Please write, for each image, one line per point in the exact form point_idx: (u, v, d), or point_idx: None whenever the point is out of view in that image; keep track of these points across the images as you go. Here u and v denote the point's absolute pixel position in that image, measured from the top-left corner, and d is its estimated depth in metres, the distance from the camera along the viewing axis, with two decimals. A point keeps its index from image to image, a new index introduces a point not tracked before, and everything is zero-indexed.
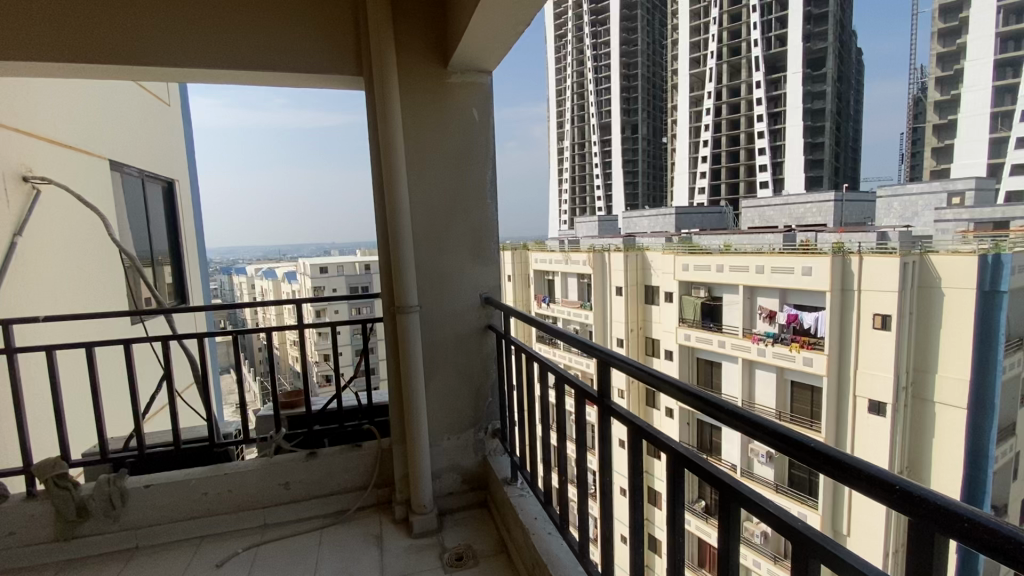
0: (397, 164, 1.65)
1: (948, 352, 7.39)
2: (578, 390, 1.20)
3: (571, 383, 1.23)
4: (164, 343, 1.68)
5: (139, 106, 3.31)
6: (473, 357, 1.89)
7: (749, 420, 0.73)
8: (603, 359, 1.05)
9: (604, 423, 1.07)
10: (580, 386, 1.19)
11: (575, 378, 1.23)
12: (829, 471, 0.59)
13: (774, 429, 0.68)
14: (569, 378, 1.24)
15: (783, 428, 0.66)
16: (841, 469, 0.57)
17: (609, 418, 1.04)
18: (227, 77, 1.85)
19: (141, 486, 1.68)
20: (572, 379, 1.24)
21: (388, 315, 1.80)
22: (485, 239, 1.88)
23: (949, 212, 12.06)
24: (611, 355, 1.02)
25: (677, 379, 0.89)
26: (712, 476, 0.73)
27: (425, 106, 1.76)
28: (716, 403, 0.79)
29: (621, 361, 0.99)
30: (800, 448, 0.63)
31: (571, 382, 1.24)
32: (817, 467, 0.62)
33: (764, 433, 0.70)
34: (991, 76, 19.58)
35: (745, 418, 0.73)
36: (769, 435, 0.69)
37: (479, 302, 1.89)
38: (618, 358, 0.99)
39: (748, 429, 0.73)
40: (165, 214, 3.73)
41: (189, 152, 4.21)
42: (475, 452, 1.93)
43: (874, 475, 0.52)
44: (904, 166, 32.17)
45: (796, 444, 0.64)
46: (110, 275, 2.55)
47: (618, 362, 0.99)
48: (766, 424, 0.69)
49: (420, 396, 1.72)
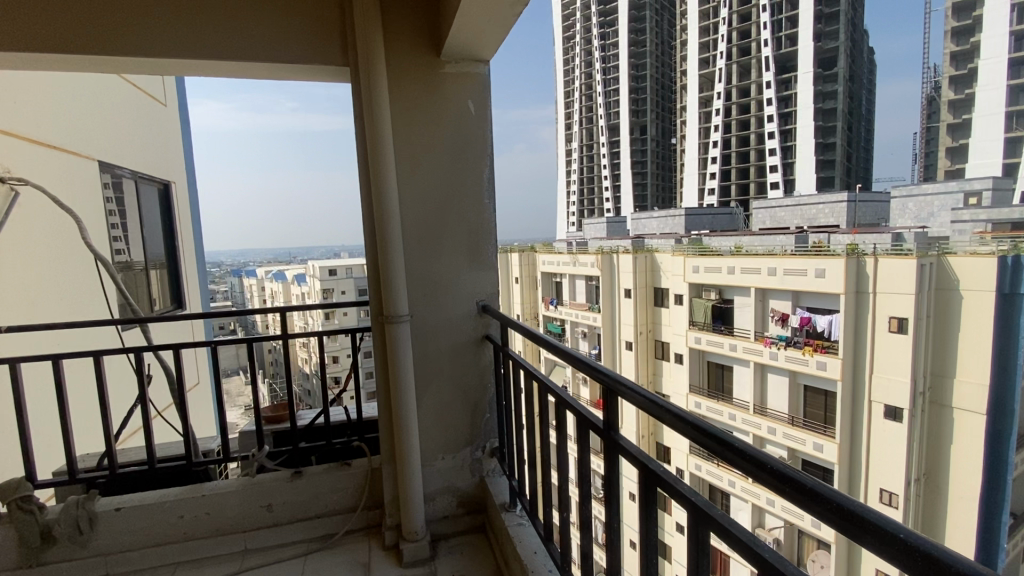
0: (384, 161, 1.54)
1: (967, 355, 7.16)
2: (577, 416, 1.07)
3: (571, 406, 1.10)
4: (138, 355, 1.58)
5: (132, 106, 3.24)
6: (470, 369, 1.77)
7: (771, 469, 0.60)
8: (605, 380, 0.94)
9: (612, 459, 0.94)
10: (579, 411, 1.06)
11: (573, 401, 1.10)
12: (853, 531, 0.48)
13: (794, 476, 0.56)
14: (568, 401, 1.12)
15: (820, 486, 0.53)
16: (877, 536, 0.45)
17: (616, 455, 0.91)
18: (209, 70, 1.75)
19: (111, 509, 1.59)
20: (570, 402, 1.11)
21: (376, 325, 1.68)
22: (482, 242, 1.75)
23: (965, 212, 11.78)
24: (613, 378, 0.90)
25: (678, 407, 0.77)
26: (740, 538, 0.60)
27: (417, 99, 1.64)
28: (726, 443, 0.67)
29: (629, 389, 0.85)
30: (826, 502, 0.51)
31: (569, 405, 1.12)
32: (856, 535, 0.49)
33: (783, 482, 0.57)
34: (1007, 75, 19.15)
35: (766, 465, 0.60)
36: (797, 490, 0.55)
37: (476, 310, 1.77)
38: (628, 387, 0.86)
39: (762, 474, 0.61)
40: (162, 216, 3.66)
41: (187, 154, 4.13)
42: (471, 473, 1.80)
43: (943, 562, 0.40)
44: (919, 166, 31.65)
45: (823, 498, 0.52)
46: (90, 283, 2.45)
47: (626, 391, 0.86)
48: (785, 471, 0.57)
49: (409, 412, 1.60)
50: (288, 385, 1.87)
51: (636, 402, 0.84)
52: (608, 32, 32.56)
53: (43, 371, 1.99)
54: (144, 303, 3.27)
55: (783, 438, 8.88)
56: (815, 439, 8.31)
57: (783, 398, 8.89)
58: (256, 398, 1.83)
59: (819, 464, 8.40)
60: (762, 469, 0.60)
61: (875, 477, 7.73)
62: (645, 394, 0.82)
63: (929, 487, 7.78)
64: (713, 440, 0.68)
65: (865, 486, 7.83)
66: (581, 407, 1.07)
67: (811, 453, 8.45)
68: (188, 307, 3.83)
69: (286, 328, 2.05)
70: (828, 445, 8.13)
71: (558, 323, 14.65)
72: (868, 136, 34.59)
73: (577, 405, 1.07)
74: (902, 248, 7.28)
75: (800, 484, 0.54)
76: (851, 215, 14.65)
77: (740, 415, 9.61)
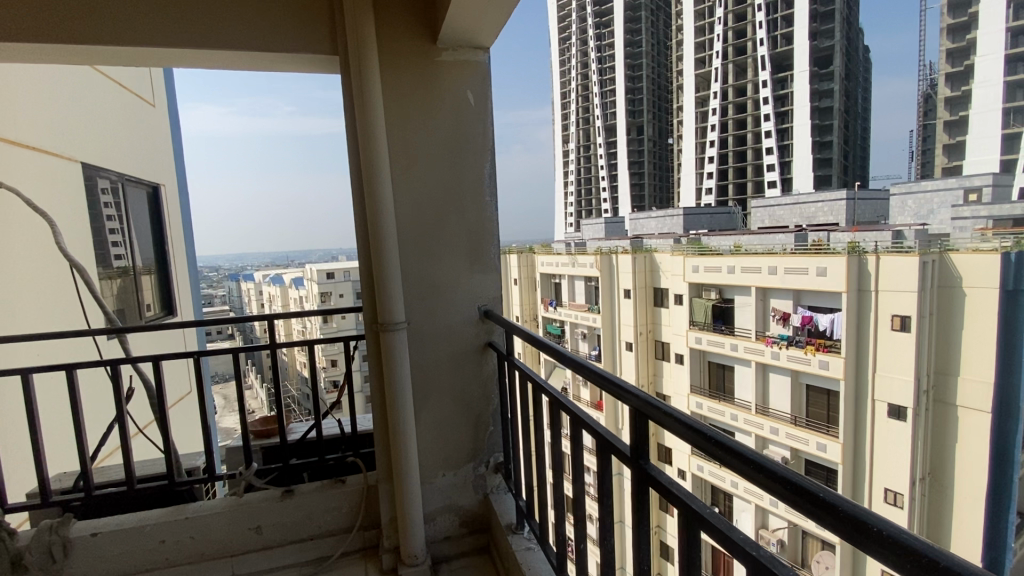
0: (378, 155, 1.44)
1: (970, 353, 7.06)
2: (590, 430, 0.98)
3: (584, 422, 1.01)
4: (113, 367, 1.47)
5: (117, 107, 3.14)
6: (471, 379, 1.66)
7: (819, 498, 0.50)
8: (622, 393, 0.85)
9: (639, 490, 0.82)
10: (591, 427, 0.98)
11: (584, 415, 1.01)
12: (894, 563, 0.41)
13: (850, 510, 0.47)
14: (577, 412, 1.04)
15: (876, 521, 0.44)
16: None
17: (646, 487, 0.79)
18: (185, 60, 1.64)
19: (87, 534, 1.49)
20: (581, 415, 1.03)
21: (371, 334, 1.57)
22: (483, 243, 1.65)
23: (966, 209, 11.69)
24: (629, 391, 0.81)
25: (685, 414, 0.70)
26: None
27: (411, 88, 1.54)
28: (765, 469, 0.57)
29: (653, 410, 0.74)
30: (856, 526, 0.46)
31: (579, 417, 1.03)
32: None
33: (816, 506, 0.51)
34: (1003, 71, 19.11)
35: (818, 497, 0.50)
36: (858, 531, 0.46)
37: (478, 315, 1.66)
38: (650, 404, 0.75)
39: (790, 496, 0.54)
40: (151, 220, 3.55)
41: (177, 156, 4.03)
42: (474, 490, 1.71)
43: None
44: (916, 164, 31.55)
45: (855, 520, 0.46)
46: (63, 293, 2.32)
47: (649, 412, 0.76)
48: (816, 492, 0.51)
49: (408, 427, 1.49)
50: (276, 396, 1.76)
51: (653, 417, 0.74)
52: (604, 33, 32.50)
53: (16, 386, 1.87)
54: (135, 310, 3.18)
55: (785, 438, 8.77)
56: (818, 439, 8.18)
57: (785, 398, 8.78)
58: (244, 411, 1.73)
59: (823, 464, 8.27)
60: (790, 489, 0.53)
61: (879, 476, 7.64)
62: (661, 407, 0.73)
63: (935, 486, 7.68)
64: (742, 460, 0.60)
65: (869, 486, 7.74)
66: (594, 422, 0.98)
67: (814, 453, 8.33)
68: (179, 313, 3.73)
69: (275, 337, 1.94)
70: (831, 445, 8.02)
71: (558, 325, 14.55)
72: (865, 135, 34.57)
73: (591, 421, 0.98)
74: (903, 245, 7.18)
75: (832, 506, 0.48)
76: (849, 213, 14.60)
77: (741, 416, 9.50)
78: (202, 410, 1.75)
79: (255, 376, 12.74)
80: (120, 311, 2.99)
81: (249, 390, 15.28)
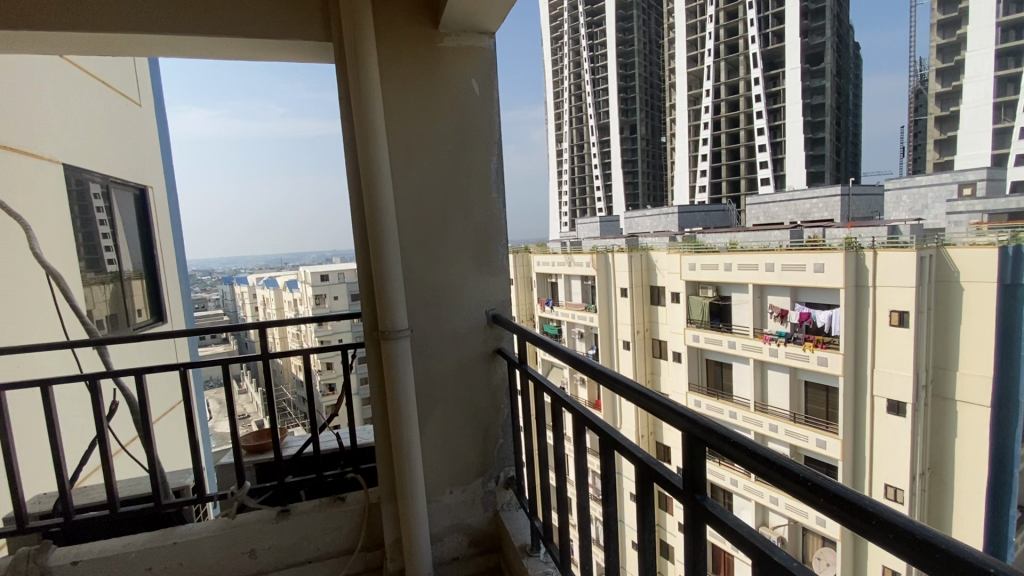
0: (377, 148, 1.35)
1: (969, 348, 7.03)
2: (618, 449, 0.90)
3: (612, 440, 0.92)
4: (92, 382, 1.36)
5: (99, 104, 3.00)
6: (479, 389, 1.57)
7: (895, 526, 0.46)
8: (666, 411, 0.76)
9: (688, 525, 0.73)
10: (620, 446, 0.89)
11: (611, 430, 0.93)
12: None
13: (939, 541, 0.42)
14: (601, 426, 0.96)
15: (947, 542, 0.41)
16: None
17: (696, 520, 0.70)
18: (166, 49, 1.55)
19: (67, 563, 1.39)
20: (606, 430, 0.95)
21: (371, 342, 1.48)
22: (490, 243, 1.56)
23: (960, 204, 12.20)
24: (676, 410, 0.73)
25: (740, 435, 0.63)
26: None
27: (412, 76, 1.44)
28: (831, 497, 0.52)
29: (702, 430, 0.66)
30: (949, 565, 0.40)
31: (604, 432, 0.95)
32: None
33: (889, 536, 0.46)
34: (993, 66, 19.31)
35: (896, 527, 0.45)
36: (940, 559, 0.41)
37: (486, 321, 1.57)
38: (696, 423, 0.68)
39: (859, 524, 0.49)
40: (138, 224, 3.42)
41: (165, 157, 3.90)
42: (484, 507, 1.62)
43: None
44: (908, 160, 31.73)
45: (953, 558, 0.40)
46: (37, 303, 2.19)
47: (697, 435, 0.68)
48: (897, 523, 0.45)
49: (412, 442, 1.40)
50: (271, 410, 1.66)
51: (706, 441, 0.66)
52: (596, 32, 32.63)
53: None
54: (124, 318, 3.05)
55: (785, 436, 8.73)
56: (818, 436, 8.12)
57: (785, 396, 8.73)
58: (236, 425, 1.63)
59: (824, 461, 8.21)
60: (857, 514, 0.49)
61: (879, 472, 7.58)
62: (714, 428, 0.65)
63: (934, 481, 7.63)
64: (809, 489, 0.53)
65: (869, 481, 7.67)
66: (624, 441, 0.89)
67: (814, 449, 8.27)
68: (169, 320, 3.61)
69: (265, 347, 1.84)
70: (831, 442, 7.97)
71: (554, 325, 14.47)
72: (856, 132, 34.78)
73: (620, 438, 0.90)
74: (898, 240, 7.22)
75: (908, 533, 0.44)
76: (844, 209, 14.58)
77: (741, 413, 9.43)
78: (190, 425, 1.63)
79: (249, 380, 12.59)
80: (108, 317, 2.87)
81: (244, 395, 15.14)
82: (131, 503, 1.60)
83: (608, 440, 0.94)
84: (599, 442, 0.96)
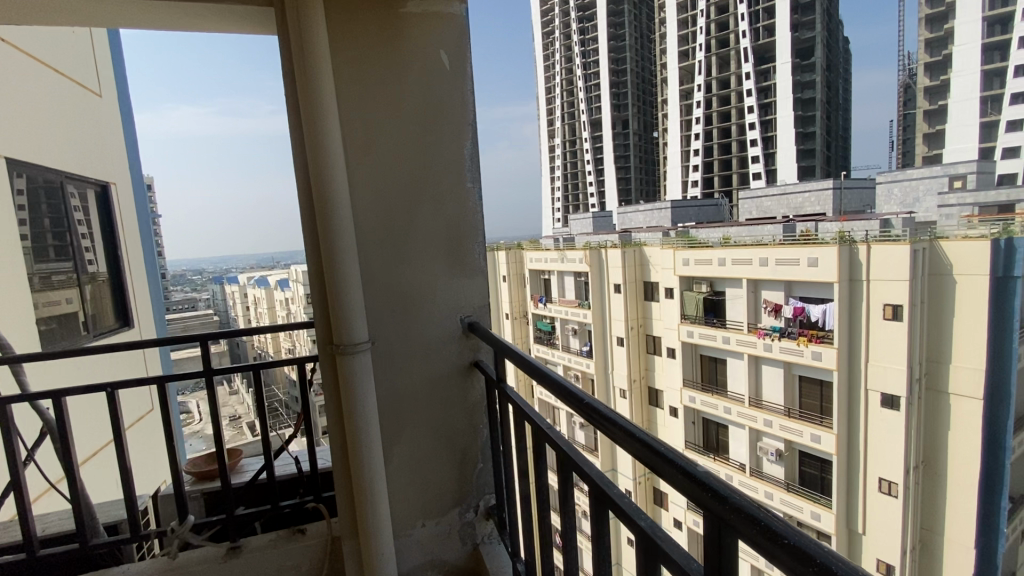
0: (326, 134, 1.19)
1: (961, 340, 6.93)
2: (613, 506, 0.70)
3: (607, 496, 0.72)
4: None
5: (51, 92, 2.76)
6: (456, 406, 1.45)
7: None
8: (672, 470, 0.59)
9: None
10: (603, 488, 0.74)
11: (597, 474, 0.76)
12: None
13: None
14: (583, 468, 0.79)
15: None
16: None
17: None
18: (91, 13, 1.36)
19: None
20: (589, 473, 0.77)
21: (326, 358, 1.32)
22: (465, 242, 1.43)
23: (952, 197, 11.84)
24: (690, 474, 0.55)
25: (738, 493, 0.49)
26: None
27: (371, 48, 1.29)
28: (812, 567, 0.39)
29: (707, 485, 0.52)
30: None
31: (589, 477, 0.77)
32: None
33: None
34: (980, 60, 19.32)
35: None
36: None
37: (461, 330, 1.44)
38: (702, 475, 0.54)
39: None
40: (99, 222, 3.21)
41: (130, 152, 3.68)
42: (461, 540, 1.52)
43: None
44: (897, 153, 31.91)
45: None
46: None
47: (699, 489, 0.53)
48: None
49: (375, 473, 1.28)
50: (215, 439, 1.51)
51: (737, 529, 0.47)
52: (587, 27, 32.48)
53: None
54: (83, 325, 2.84)
55: (779, 430, 8.66)
56: (812, 430, 8.03)
57: (778, 390, 8.66)
58: (174, 455, 1.46)
59: (818, 455, 8.17)
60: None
61: (873, 465, 7.55)
62: (746, 506, 0.48)
63: (928, 474, 7.56)
64: (788, 554, 0.41)
65: (863, 476, 7.66)
66: (619, 499, 0.69)
67: (808, 444, 8.17)
68: (135, 324, 3.40)
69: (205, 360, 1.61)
70: (825, 436, 7.89)
71: (548, 321, 14.36)
72: (846, 127, 34.93)
73: (618, 496, 0.69)
74: (890, 234, 7.19)
75: None
76: (836, 202, 14.52)
77: (735, 409, 9.31)
78: (122, 464, 1.44)
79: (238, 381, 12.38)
80: (66, 323, 2.68)
81: (236, 395, 14.95)
82: (56, 543, 1.55)
83: (601, 493, 0.74)
84: (591, 497, 0.76)
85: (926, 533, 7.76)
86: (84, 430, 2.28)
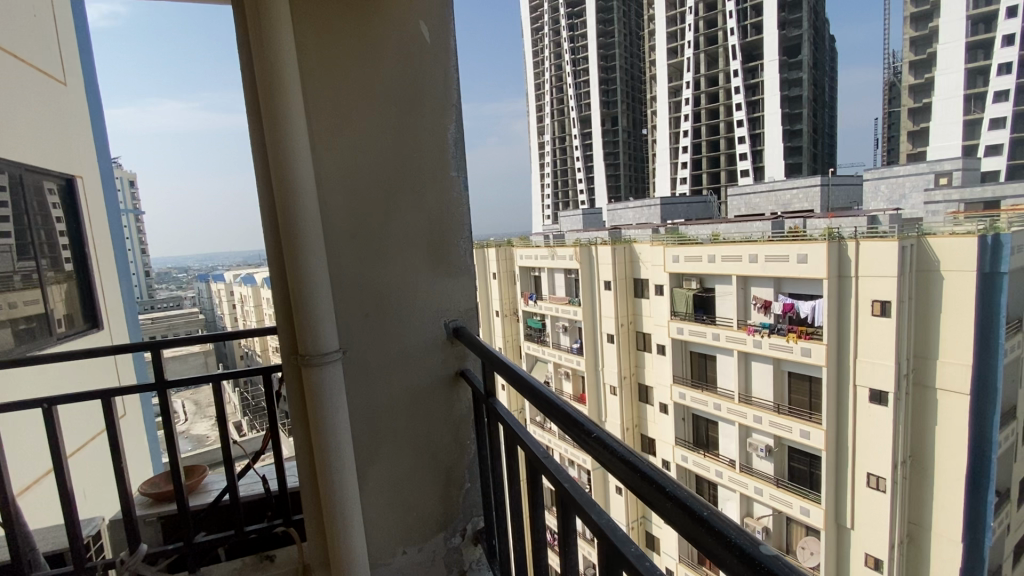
0: (290, 114, 1.08)
1: (948, 335, 6.89)
2: (624, 564, 0.60)
3: (618, 553, 0.61)
4: None
5: (10, 77, 2.57)
6: (439, 419, 1.35)
7: None
8: (692, 530, 0.51)
9: None
10: (607, 532, 0.64)
11: (600, 518, 0.66)
12: None
13: None
14: (586, 511, 0.69)
15: None
16: None
17: None
18: None
19: None
20: (593, 516, 0.68)
21: (292, 369, 1.20)
22: (448, 238, 1.34)
23: (937, 193, 12.12)
24: (711, 531, 0.47)
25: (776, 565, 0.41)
26: None
27: (341, 20, 1.19)
28: None
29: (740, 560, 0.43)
30: None
31: (592, 520, 0.68)
32: None
33: None
34: (964, 58, 19.48)
35: None
36: None
37: (445, 334, 1.35)
38: (734, 543, 0.45)
39: None
40: (65, 218, 3.03)
41: (98, 145, 3.49)
42: (447, 566, 1.43)
43: None
44: (882, 150, 32.25)
45: None
46: None
47: (727, 562, 0.44)
48: None
49: (348, 495, 1.18)
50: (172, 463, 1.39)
51: None
52: (576, 23, 32.32)
53: None
54: (47, 326, 2.66)
55: (769, 426, 8.62)
56: (801, 426, 8.04)
57: (768, 386, 8.64)
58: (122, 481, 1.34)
59: (806, 450, 8.18)
60: None
61: (863, 460, 7.53)
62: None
63: (915, 468, 7.56)
64: None
65: (852, 470, 7.65)
66: (628, 551, 0.60)
67: (797, 440, 8.18)
68: (104, 325, 3.21)
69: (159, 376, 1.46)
70: (815, 432, 7.87)
71: (538, 319, 14.28)
72: (832, 126, 35.22)
73: (626, 548, 0.60)
74: (879, 230, 7.20)
75: None
76: (824, 199, 14.60)
77: (725, 405, 9.27)
78: (63, 496, 1.33)
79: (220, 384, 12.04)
80: (30, 325, 2.51)
81: None
82: None
83: (606, 543, 0.63)
84: (596, 543, 0.66)
85: (914, 528, 7.73)
86: (24, 453, 2.06)
